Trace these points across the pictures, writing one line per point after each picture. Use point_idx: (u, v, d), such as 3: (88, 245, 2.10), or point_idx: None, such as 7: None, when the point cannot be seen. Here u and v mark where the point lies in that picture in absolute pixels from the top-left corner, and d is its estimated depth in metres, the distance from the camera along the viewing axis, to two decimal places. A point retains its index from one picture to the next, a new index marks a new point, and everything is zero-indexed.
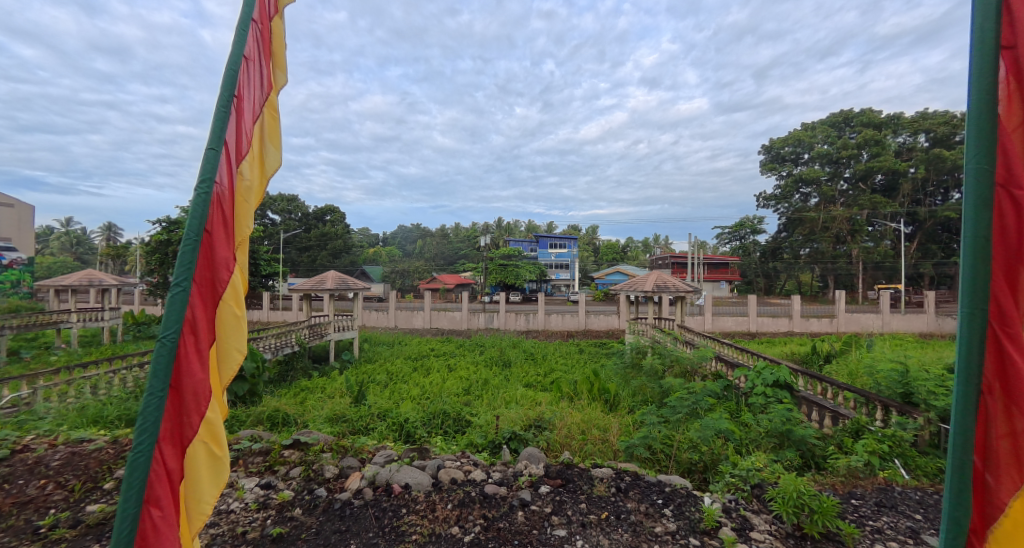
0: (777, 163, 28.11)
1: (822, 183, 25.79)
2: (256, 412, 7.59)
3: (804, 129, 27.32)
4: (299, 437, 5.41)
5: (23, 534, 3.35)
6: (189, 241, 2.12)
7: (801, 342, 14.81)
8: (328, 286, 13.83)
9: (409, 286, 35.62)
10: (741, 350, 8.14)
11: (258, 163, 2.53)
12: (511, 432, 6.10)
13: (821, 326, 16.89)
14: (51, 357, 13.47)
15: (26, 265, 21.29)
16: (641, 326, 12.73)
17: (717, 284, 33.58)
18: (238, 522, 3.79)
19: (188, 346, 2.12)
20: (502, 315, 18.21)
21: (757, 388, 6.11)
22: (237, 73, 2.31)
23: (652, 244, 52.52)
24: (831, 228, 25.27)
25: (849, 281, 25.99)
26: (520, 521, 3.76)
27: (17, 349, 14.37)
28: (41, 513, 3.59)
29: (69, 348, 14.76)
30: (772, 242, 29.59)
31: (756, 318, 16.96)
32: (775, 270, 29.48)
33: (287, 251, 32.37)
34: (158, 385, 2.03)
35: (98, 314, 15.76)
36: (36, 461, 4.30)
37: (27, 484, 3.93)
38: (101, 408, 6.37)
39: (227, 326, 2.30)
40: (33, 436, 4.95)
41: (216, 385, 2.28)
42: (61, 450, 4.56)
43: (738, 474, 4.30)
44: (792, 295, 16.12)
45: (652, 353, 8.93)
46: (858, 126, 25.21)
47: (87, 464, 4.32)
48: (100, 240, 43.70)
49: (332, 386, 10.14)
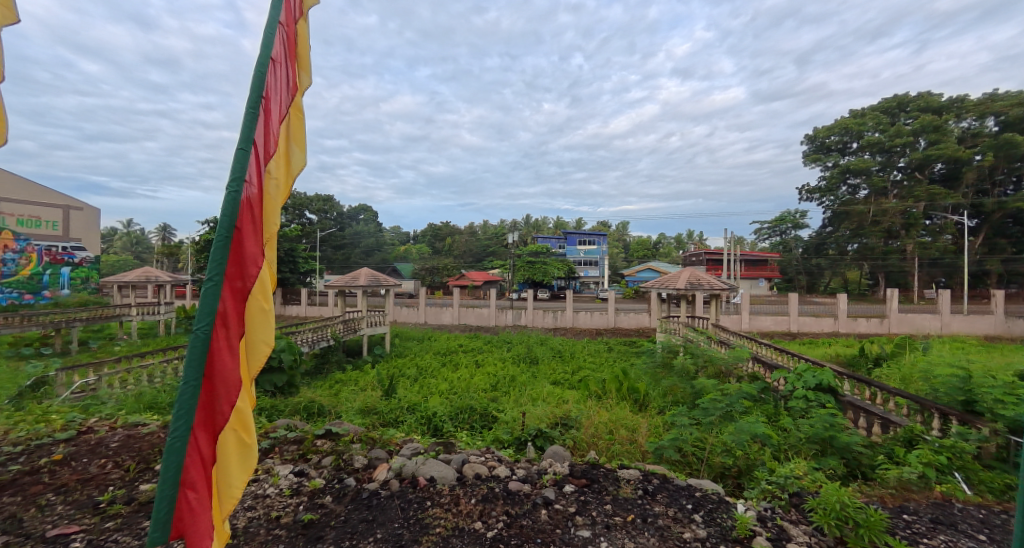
0: (821, 154, 26.85)
1: (871, 173, 24.53)
2: (292, 402, 7.76)
3: (851, 116, 25.88)
4: (331, 427, 5.52)
5: (85, 507, 3.45)
6: (219, 238, 2.14)
7: (846, 343, 14.06)
8: (361, 282, 14.00)
9: (438, 283, 35.95)
10: (781, 351, 7.73)
11: (284, 162, 2.55)
12: (537, 429, 6.08)
13: (869, 326, 15.96)
14: (114, 347, 14.28)
15: (94, 263, 22.52)
16: (672, 326, 12.16)
17: (755, 281, 32.36)
18: (273, 506, 3.85)
19: (220, 339, 2.15)
20: (529, 312, 18.01)
21: (799, 391, 5.75)
22: (265, 75, 2.32)
23: (685, 240, 51.22)
24: (882, 223, 23.92)
25: (901, 278, 24.41)
26: (543, 520, 3.66)
27: (86, 339, 15.40)
28: (101, 490, 3.72)
29: (130, 340, 15.59)
30: (816, 237, 28.45)
31: (798, 318, 16.17)
32: (819, 267, 28.13)
33: (322, 248, 33.29)
34: (193, 375, 2.08)
35: (155, 308, 16.64)
36: (97, 442, 4.54)
37: (89, 462, 4.13)
38: (155, 395, 6.68)
39: (255, 319, 2.32)
40: (96, 419, 5.29)
41: (245, 375, 2.30)
42: (118, 432, 4.81)
43: (775, 481, 4.09)
44: (838, 293, 15.26)
45: (684, 354, 8.66)
46: (915, 111, 23.69)
47: (141, 446, 4.49)
48: (156, 240, 46.55)
49: (364, 379, 10.41)
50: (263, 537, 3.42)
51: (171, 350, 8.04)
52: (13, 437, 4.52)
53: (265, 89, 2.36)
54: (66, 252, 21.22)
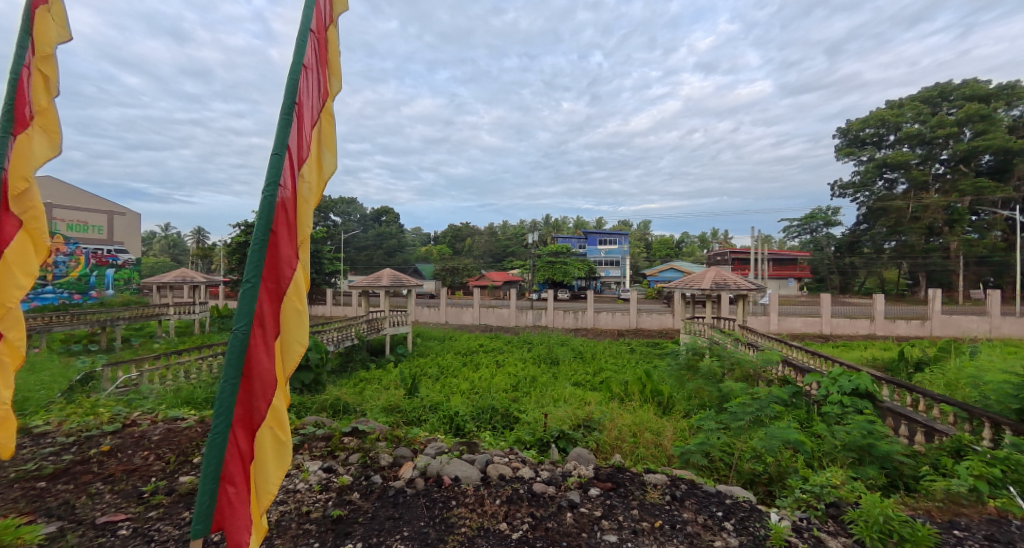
0: (855, 148, 25.96)
1: (911, 167, 23.58)
2: (319, 400, 7.91)
3: (888, 107, 24.87)
4: (357, 425, 5.59)
5: (130, 497, 3.55)
6: (256, 241, 2.19)
7: (884, 346, 13.55)
8: (384, 282, 14.14)
9: (458, 283, 36.11)
10: (813, 355, 7.49)
11: (316, 166, 2.58)
12: (559, 431, 6.06)
13: (909, 329, 15.38)
14: (154, 344, 14.81)
15: (135, 265, 23.18)
16: (697, 327, 11.89)
17: (784, 281, 31.57)
18: (303, 501, 3.93)
19: (257, 338, 2.20)
20: (550, 313, 17.93)
21: (833, 396, 5.57)
22: (298, 81, 2.36)
23: (709, 239, 50.32)
24: (923, 219, 23.00)
25: (945, 277, 23.30)
26: (569, 523, 3.61)
27: (128, 337, 16.00)
28: (144, 481, 3.81)
29: (168, 338, 16.16)
30: (850, 235, 27.80)
31: (830, 319, 15.68)
32: (852, 266, 27.25)
33: (346, 250, 33.85)
34: (232, 374, 2.13)
35: (190, 307, 17.17)
36: (141, 434, 4.69)
37: (134, 454, 4.27)
38: (192, 391, 6.90)
39: (290, 320, 2.35)
40: (139, 412, 5.48)
41: (281, 374, 2.34)
42: (160, 426, 4.96)
43: (809, 490, 3.96)
44: (875, 294, 14.72)
45: (709, 356, 8.47)
46: (959, 100, 22.57)
47: (181, 439, 4.60)
48: (190, 241, 48.18)
49: (387, 378, 10.50)
50: (294, 531, 3.48)
51: (210, 347, 8.27)
52: (64, 430, 4.74)
53: (298, 96, 2.39)
54: (110, 254, 22.07)
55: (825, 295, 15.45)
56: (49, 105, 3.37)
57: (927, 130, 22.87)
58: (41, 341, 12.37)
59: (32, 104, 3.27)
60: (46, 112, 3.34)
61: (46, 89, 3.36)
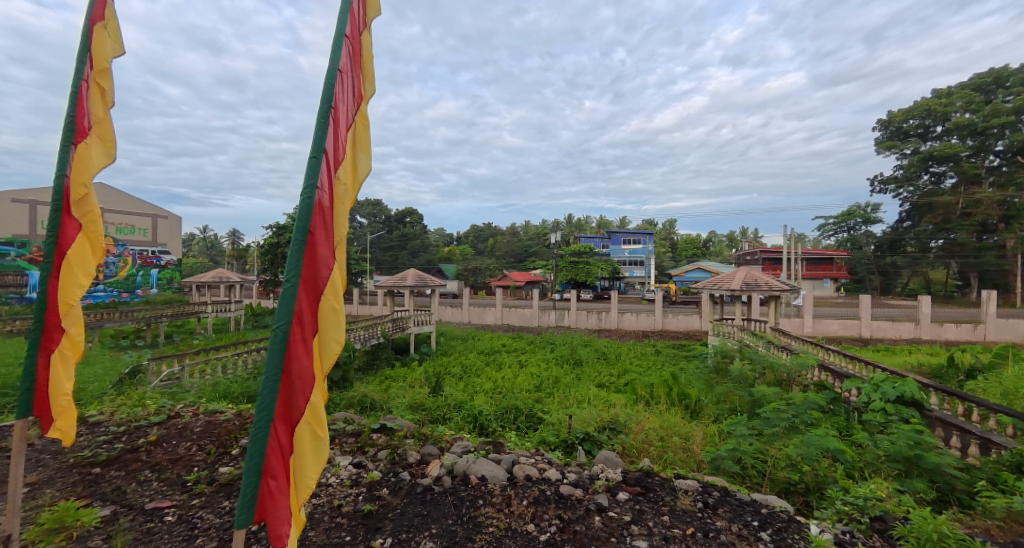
0: (897, 140, 24.87)
1: (961, 159, 22.44)
2: (347, 396, 8.07)
3: (935, 96, 23.65)
4: (385, 422, 5.64)
5: (174, 486, 3.65)
6: (295, 242, 2.21)
7: (931, 352, 12.97)
8: (409, 282, 14.28)
9: (480, 284, 36.32)
10: (852, 360, 7.22)
11: (351, 168, 2.59)
12: (584, 433, 6.01)
13: (959, 333, 14.66)
14: (194, 340, 15.34)
15: (177, 265, 23.87)
16: (726, 328, 11.56)
17: (819, 282, 30.80)
18: (335, 495, 4.00)
19: (296, 336, 2.23)
20: (573, 313, 17.80)
21: (876, 404, 5.35)
22: (334, 85, 2.37)
23: (738, 238, 49.19)
24: (974, 216, 21.80)
25: (1000, 278, 21.93)
26: (597, 527, 3.56)
27: (170, 333, 16.65)
28: (188, 470, 3.92)
29: (207, 334, 16.71)
30: (892, 233, 26.78)
31: (870, 322, 15.11)
32: (894, 266, 26.21)
33: (372, 251, 34.48)
34: (274, 370, 2.16)
35: (227, 305, 17.69)
36: (184, 426, 4.85)
37: (178, 444, 4.41)
38: (229, 386, 7.13)
39: (328, 319, 2.37)
40: (182, 405, 5.68)
41: (319, 371, 2.37)
42: (201, 418, 5.11)
43: (851, 502, 3.82)
44: (922, 296, 14.14)
45: (740, 359, 8.22)
46: (1016, 86, 21.22)
47: (220, 431, 4.72)
48: (225, 242, 49.96)
49: (412, 376, 10.59)
50: (326, 524, 3.55)
51: (247, 343, 8.49)
52: (116, 420, 4.99)
53: (334, 100, 2.40)
54: (156, 255, 22.94)
55: (865, 298, 14.92)
56: (105, 116, 3.35)
57: (979, 120, 21.68)
58: (93, 336, 13.00)
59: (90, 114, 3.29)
60: (104, 122, 3.35)
61: (103, 100, 3.34)
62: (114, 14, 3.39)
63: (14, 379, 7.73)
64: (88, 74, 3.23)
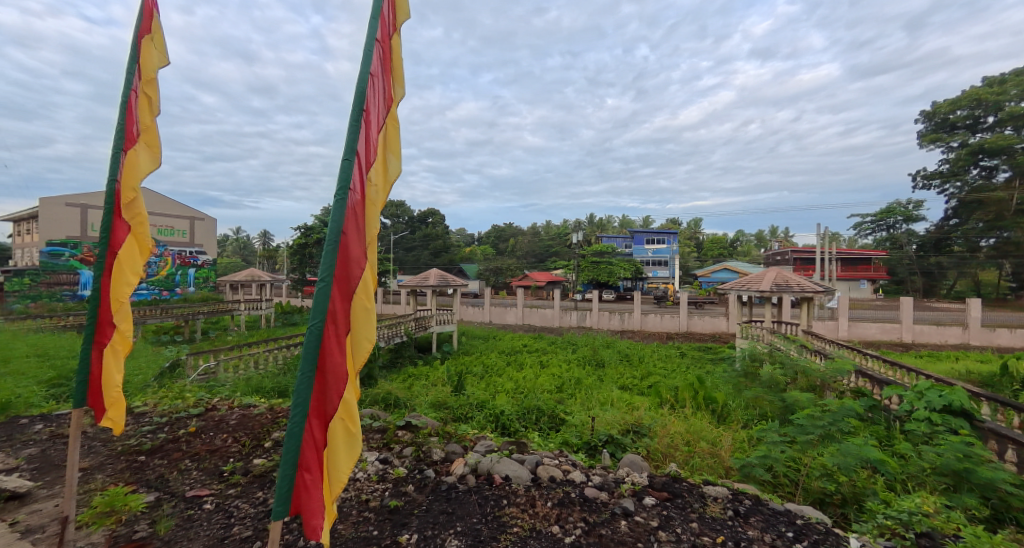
0: (943, 133, 23.63)
1: (1015, 151, 21.01)
2: (371, 393, 8.20)
3: (985, 86, 22.33)
4: (410, 420, 5.66)
5: (212, 476, 3.73)
6: (329, 242, 2.21)
7: (981, 359, 12.41)
8: (432, 282, 14.39)
9: (501, 284, 36.42)
10: (894, 366, 6.93)
11: (382, 170, 2.58)
12: (607, 435, 5.94)
13: (1012, 339, 13.96)
14: (228, 336, 15.83)
15: (212, 265, 24.60)
16: (755, 331, 11.25)
17: (857, 284, 30.47)
18: (362, 490, 4.04)
19: (330, 335, 2.24)
20: (595, 314, 17.67)
21: (921, 413, 5.12)
22: (366, 88, 2.37)
23: (766, 238, 47.96)
24: None
25: None
26: (623, 531, 3.49)
27: (206, 329, 17.24)
28: (225, 461, 4.00)
29: (240, 331, 17.20)
30: (937, 232, 25.46)
31: (913, 326, 14.52)
32: (939, 266, 24.97)
33: (395, 251, 35.08)
34: (309, 367, 2.18)
35: (258, 303, 18.12)
36: (220, 418, 4.96)
37: (215, 436, 4.51)
38: (261, 380, 7.30)
39: (360, 318, 2.37)
40: (219, 398, 5.84)
41: (351, 368, 2.38)
42: (235, 411, 5.22)
43: (894, 516, 3.65)
44: (973, 300, 13.63)
45: (770, 363, 7.97)
46: None
47: (254, 424, 4.80)
48: (257, 243, 51.62)
49: (435, 375, 10.64)
50: (354, 518, 3.59)
51: (277, 340, 8.65)
52: (159, 411, 5.16)
53: (365, 102, 2.40)
54: (193, 255, 23.66)
55: (905, 300, 14.41)
56: (152, 124, 3.44)
57: None
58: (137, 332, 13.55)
59: (138, 121, 3.39)
60: (150, 129, 3.43)
61: (150, 109, 3.43)
62: (160, 26, 3.47)
63: (68, 370, 8.12)
64: (136, 84, 3.32)
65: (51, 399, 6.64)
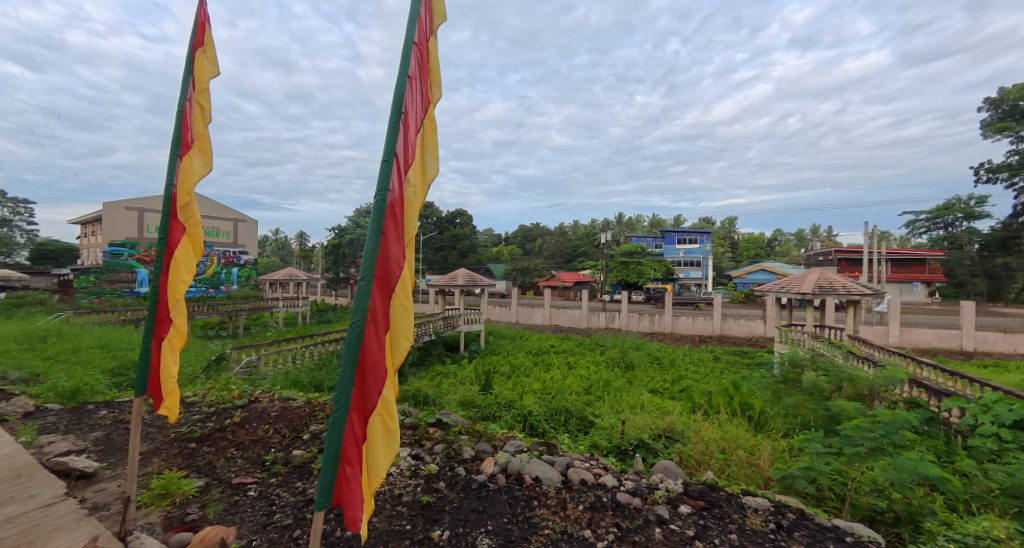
0: (1010, 121, 21.45)
1: None
2: (401, 390, 8.27)
3: None
4: (441, 417, 5.63)
5: (254, 465, 3.79)
6: (369, 240, 2.19)
7: None
8: (460, 281, 14.41)
9: (528, 284, 36.26)
10: (954, 376, 6.50)
11: (419, 171, 2.55)
12: (639, 440, 5.81)
13: None
14: (267, 332, 16.30)
15: (253, 263, 25.32)
16: (795, 335, 10.77)
17: (908, 286, 29.06)
18: (395, 484, 4.04)
19: (371, 331, 2.22)
20: (624, 315, 17.41)
21: (988, 430, 4.76)
22: (404, 91, 2.35)
23: (806, 238, 46.00)
24: None
25: None
26: (658, 540, 3.36)
27: (247, 325, 17.83)
28: (267, 450, 4.07)
29: (279, 326, 17.62)
30: (1003, 230, 23.25)
31: (976, 333, 13.67)
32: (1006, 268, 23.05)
33: (425, 251, 35.47)
34: (350, 363, 2.16)
35: (295, 300, 18.53)
36: (261, 410, 5.06)
37: (257, 426, 4.60)
38: (299, 375, 7.44)
39: (399, 317, 2.34)
40: (260, 391, 5.97)
41: (390, 366, 2.35)
42: (276, 404, 5.32)
43: (958, 539, 3.40)
44: None
45: (812, 369, 7.60)
46: None
47: (293, 416, 4.87)
48: (293, 244, 53.28)
49: (463, 374, 10.64)
50: (387, 511, 3.59)
51: (314, 336, 8.81)
52: (207, 401, 5.32)
53: (404, 105, 2.37)
54: (235, 255, 24.43)
55: (968, 304, 13.64)
56: (206, 131, 3.50)
57: None
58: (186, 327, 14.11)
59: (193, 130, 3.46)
60: (204, 136, 3.49)
61: (203, 117, 3.51)
62: (212, 38, 3.55)
63: (128, 360, 8.52)
64: (190, 94, 3.40)
65: (115, 387, 6.95)
